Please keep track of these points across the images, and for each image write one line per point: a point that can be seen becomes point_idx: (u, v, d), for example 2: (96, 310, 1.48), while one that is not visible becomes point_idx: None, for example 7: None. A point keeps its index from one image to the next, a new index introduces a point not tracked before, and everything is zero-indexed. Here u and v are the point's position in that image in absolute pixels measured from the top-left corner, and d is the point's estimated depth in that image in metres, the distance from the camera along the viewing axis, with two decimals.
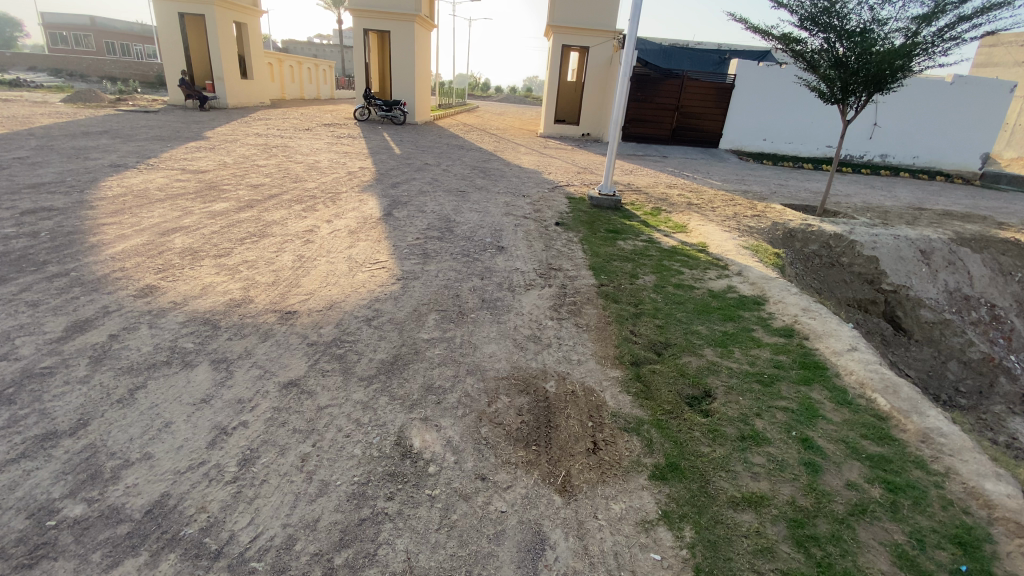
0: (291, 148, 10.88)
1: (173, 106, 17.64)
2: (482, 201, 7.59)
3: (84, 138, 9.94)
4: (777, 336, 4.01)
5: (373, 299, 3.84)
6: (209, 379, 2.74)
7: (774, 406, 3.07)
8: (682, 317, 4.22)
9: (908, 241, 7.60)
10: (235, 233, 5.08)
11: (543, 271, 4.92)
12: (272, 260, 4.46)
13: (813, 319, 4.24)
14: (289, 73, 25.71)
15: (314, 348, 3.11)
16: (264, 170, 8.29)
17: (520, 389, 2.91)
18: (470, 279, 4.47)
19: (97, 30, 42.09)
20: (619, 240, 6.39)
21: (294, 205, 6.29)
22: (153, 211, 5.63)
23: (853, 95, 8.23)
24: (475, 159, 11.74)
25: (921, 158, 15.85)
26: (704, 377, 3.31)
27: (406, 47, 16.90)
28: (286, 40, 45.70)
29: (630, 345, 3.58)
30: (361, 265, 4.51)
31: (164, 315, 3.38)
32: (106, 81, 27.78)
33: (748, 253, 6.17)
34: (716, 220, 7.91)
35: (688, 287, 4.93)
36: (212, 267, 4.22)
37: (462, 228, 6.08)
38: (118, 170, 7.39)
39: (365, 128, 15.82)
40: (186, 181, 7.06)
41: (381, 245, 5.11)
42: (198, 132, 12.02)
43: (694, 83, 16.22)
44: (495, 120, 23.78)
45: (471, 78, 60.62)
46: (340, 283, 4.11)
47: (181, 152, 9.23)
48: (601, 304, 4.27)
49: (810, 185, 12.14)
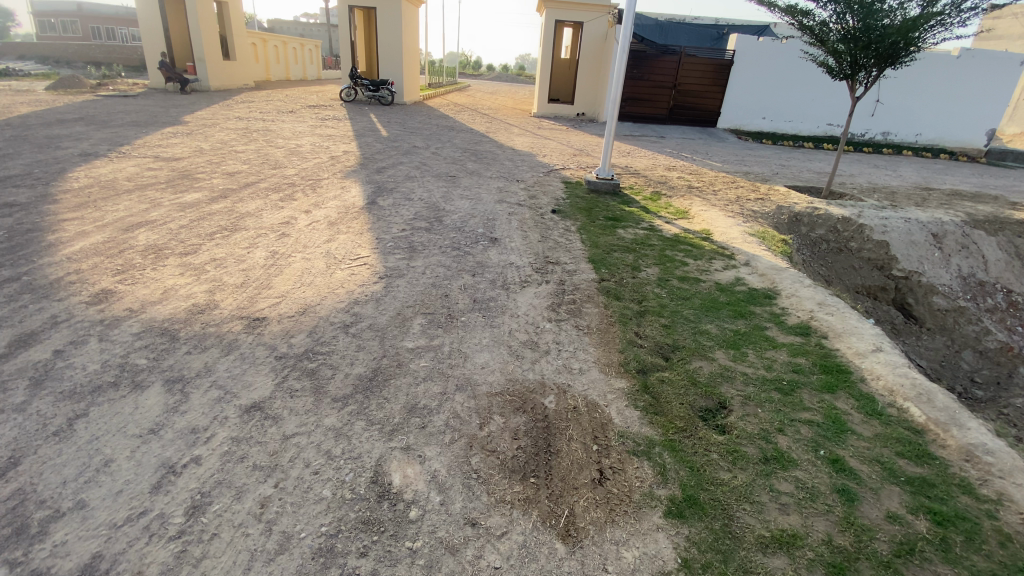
0: (273, 132, 10.36)
1: (154, 90, 16.95)
2: (475, 187, 7.21)
3: (56, 125, 9.41)
4: (794, 335, 3.71)
5: (352, 302, 3.49)
6: (160, 403, 2.40)
7: (797, 419, 2.78)
8: (690, 314, 3.90)
9: (919, 225, 7.33)
10: (205, 227, 4.68)
11: (539, 265, 4.57)
12: (243, 258, 4.08)
13: (830, 315, 3.96)
14: (274, 53, 24.86)
15: (283, 362, 2.78)
16: (243, 156, 7.82)
17: (515, 406, 2.58)
18: (460, 276, 4.12)
19: (78, 12, 40.72)
20: (619, 228, 6.03)
21: (272, 194, 5.87)
22: (119, 204, 5.20)
23: (863, 70, 7.84)
24: (467, 141, 11.29)
25: (925, 135, 15.47)
26: (717, 385, 3.00)
27: (393, 23, 16.22)
28: (272, 20, 44.40)
29: (635, 349, 3.26)
30: (340, 262, 4.15)
31: (117, 324, 3.01)
32: (89, 66, 26.93)
33: (754, 241, 5.83)
34: (718, 204, 7.56)
35: (694, 280, 4.61)
36: (176, 267, 3.84)
37: (452, 217, 5.70)
38: (87, 159, 6.92)
39: (351, 109, 15.23)
40: (159, 170, 6.60)
41: (365, 238, 4.74)
42: (176, 117, 11.47)
43: (692, 59, 15.67)
44: (488, 100, 23.10)
45: (463, 57, 59.54)
46: (316, 283, 3.75)
47: (156, 138, 8.74)
48: (602, 301, 3.94)
49: (814, 165, 11.77)
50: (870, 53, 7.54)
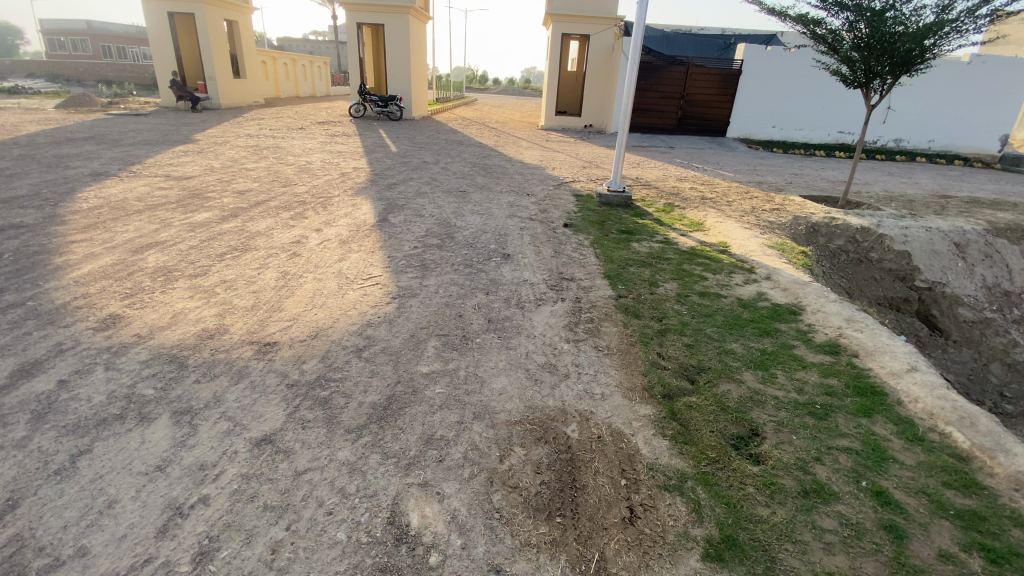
0: (283, 149, 10.40)
1: (166, 109, 17.18)
2: (485, 202, 7.14)
3: (68, 145, 9.49)
4: (823, 354, 3.56)
5: (365, 324, 3.39)
6: (167, 437, 2.31)
7: (834, 446, 2.63)
8: (714, 333, 3.76)
9: (941, 234, 7.15)
10: (215, 247, 4.63)
11: (554, 281, 4.46)
12: (254, 279, 4.02)
13: (860, 332, 3.81)
14: (283, 71, 25.21)
15: (295, 390, 2.68)
16: (253, 174, 7.82)
17: (537, 437, 2.45)
18: (473, 294, 4.02)
19: (93, 33, 41.67)
20: (633, 242, 5.91)
21: (283, 213, 5.84)
22: (129, 224, 5.18)
23: (877, 78, 7.71)
24: (475, 155, 11.29)
25: (937, 142, 15.25)
26: (747, 410, 2.86)
27: (401, 39, 16.37)
28: (282, 38, 45.18)
29: (659, 371, 3.13)
30: (352, 282, 4.07)
31: (124, 352, 2.95)
32: (101, 85, 27.43)
33: (774, 254, 5.68)
34: (733, 215, 7.43)
35: (715, 295, 4.47)
36: (185, 289, 3.79)
37: (463, 233, 5.62)
38: (98, 179, 6.94)
39: (360, 125, 15.34)
40: (169, 190, 6.61)
41: (376, 257, 4.66)
42: (187, 136, 11.56)
43: (700, 70, 15.63)
44: (496, 113, 23.22)
45: (469, 73, 60.50)
46: (327, 304, 3.66)
47: (167, 157, 8.79)
48: (621, 320, 3.82)
49: (827, 173, 11.61)
50: (885, 61, 7.40)
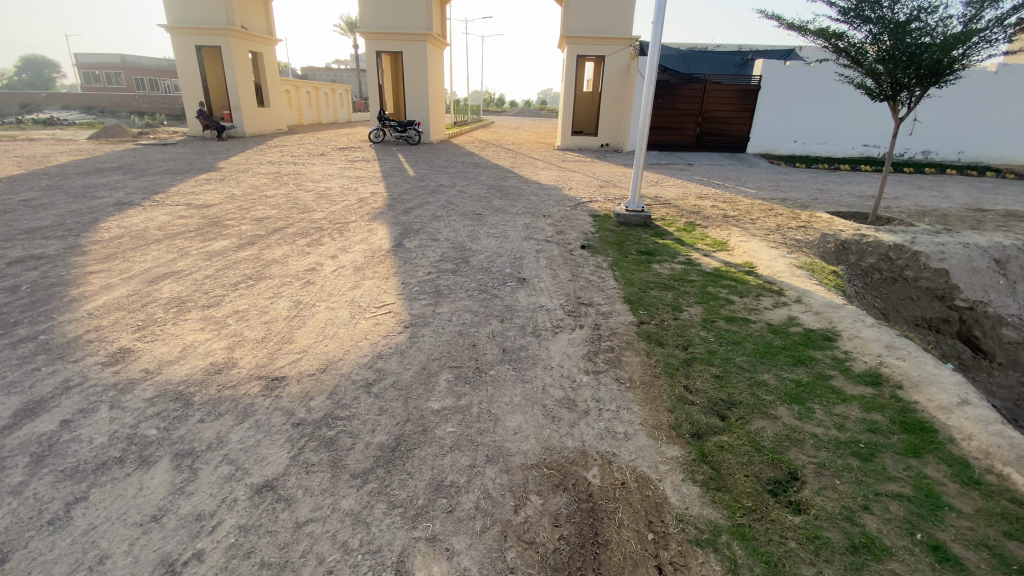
0: (303, 175, 10.54)
1: (193, 138, 17.74)
2: (501, 224, 7.07)
3: (97, 176, 9.78)
4: (863, 385, 3.31)
5: (375, 355, 3.28)
6: (166, 483, 2.20)
7: (883, 492, 2.39)
8: (744, 362, 3.55)
9: (979, 250, 6.79)
10: (230, 276, 4.61)
11: (571, 307, 4.30)
12: (266, 309, 3.94)
13: (902, 361, 3.55)
14: (306, 98, 25.94)
15: (301, 430, 2.56)
16: (272, 201, 7.90)
17: (555, 483, 2.28)
18: (487, 322, 3.88)
19: (128, 68, 43.72)
20: (654, 263, 5.73)
21: (299, 240, 5.83)
22: (148, 254, 5.21)
23: (905, 91, 7.45)
24: (491, 177, 11.29)
25: (967, 153, 14.75)
26: (784, 451, 2.64)
27: (418, 65, 16.68)
28: (306, 68, 46.76)
29: (686, 407, 2.93)
30: (365, 310, 3.97)
31: (131, 389, 2.89)
32: (134, 116, 28.61)
33: (803, 274, 5.42)
34: (757, 233, 7.20)
35: (743, 321, 4.25)
36: (197, 321, 3.74)
37: (479, 257, 5.52)
38: (122, 209, 7.07)
39: (379, 149, 15.57)
40: (189, 218, 6.69)
41: (390, 283, 4.57)
42: (211, 164, 11.86)
43: (717, 86, 15.51)
44: (513, 135, 23.44)
45: (486, 96, 61.58)
46: (339, 335, 3.56)
47: (190, 185, 8.97)
48: (644, 349, 3.63)
49: (853, 188, 11.28)
50: (911, 73, 7.16)
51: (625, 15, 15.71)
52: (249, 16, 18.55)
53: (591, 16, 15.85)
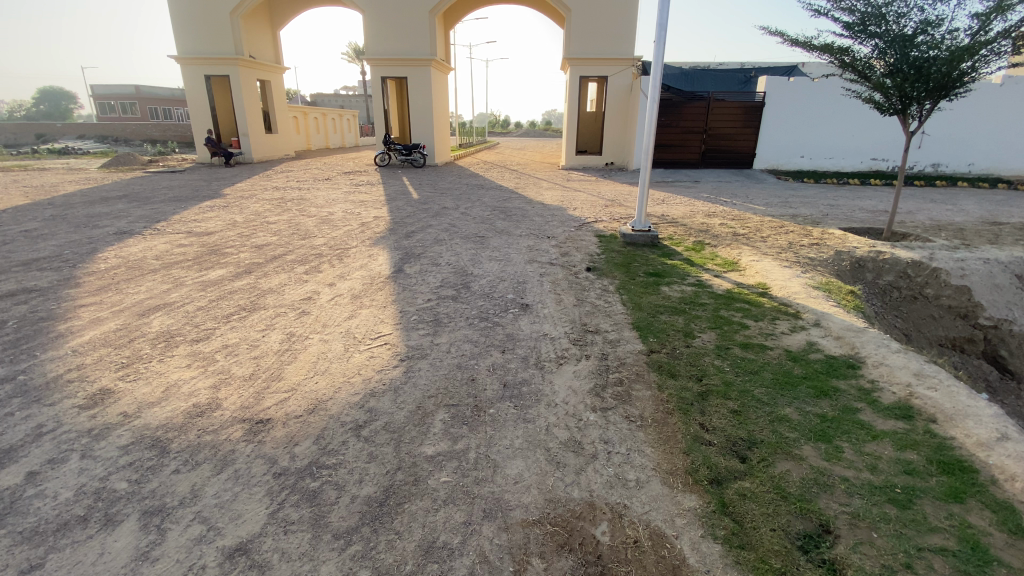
0: (307, 200, 10.51)
1: (200, 165, 17.93)
2: (504, 247, 6.90)
3: (102, 204, 9.80)
4: (894, 420, 3.05)
5: (367, 393, 3.07)
6: (129, 547, 2.02)
7: (926, 546, 2.13)
8: (763, 394, 3.31)
9: (1000, 266, 6.55)
10: (223, 308, 4.45)
11: (577, 335, 4.09)
12: (257, 342, 3.77)
13: (934, 392, 3.29)
14: (314, 124, 26.30)
15: (282, 481, 2.36)
16: (274, 227, 7.81)
17: (560, 542, 2.06)
18: (488, 353, 3.67)
19: (143, 98, 44.83)
20: (663, 285, 5.52)
21: (298, 267, 5.69)
22: (142, 285, 5.09)
23: (915, 104, 7.26)
24: (496, 198, 11.20)
25: (978, 165, 14.49)
26: (813, 498, 2.39)
27: (422, 89, 16.82)
28: (314, 94, 47.70)
29: (703, 448, 2.71)
30: (359, 342, 3.78)
31: (105, 435, 2.73)
32: (147, 145, 29.19)
33: (820, 295, 5.19)
34: (769, 252, 6.98)
35: (759, 347, 4.02)
36: (184, 357, 3.58)
37: (480, 282, 5.35)
38: (122, 238, 7.00)
39: (385, 173, 15.62)
40: (189, 246, 6.60)
41: (387, 312, 4.40)
42: (216, 190, 11.88)
43: (721, 104, 15.44)
44: (517, 155, 23.50)
45: (492, 119, 62.54)
46: (331, 371, 3.36)
47: (193, 212, 8.94)
48: (655, 381, 3.40)
49: (864, 203, 11.04)
50: (920, 87, 6.99)
51: (626, 36, 15.81)
52: (258, 45, 18.91)
53: (592, 38, 15.96)
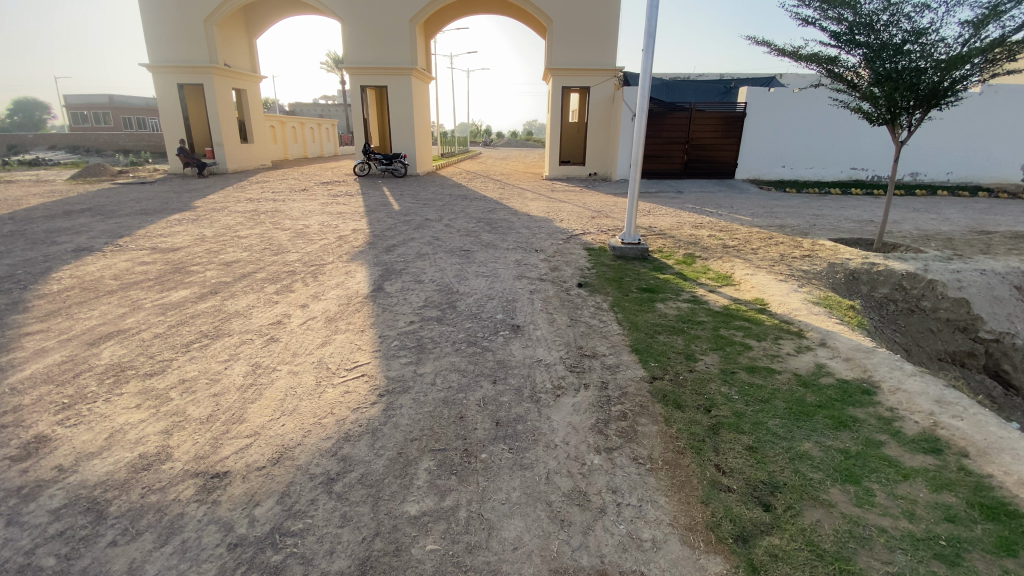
0: (282, 212, 10.06)
1: (172, 175, 17.30)
2: (490, 261, 6.59)
3: (62, 218, 9.22)
4: (922, 455, 2.83)
5: (341, 437, 2.72)
6: None
7: None
8: (778, 426, 3.04)
9: (998, 277, 6.53)
10: (183, 335, 4.03)
11: (573, 360, 3.78)
12: (219, 376, 3.37)
13: (960, 422, 3.11)
14: (291, 133, 25.76)
15: (237, 555, 1.99)
16: (246, 242, 7.37)
17: None
18: (477, 385, 3.33)
19: (116, 107, 43.70)
20: (657, 302, 5.26)
21: (268, 286, 5.29)
22: (95, 309, 4.63)
23: (905, 114, 7.19)
24: (480, 210, 10.90)
25: (956, 174, 14.75)
26: (851, 556, 2.12)
27: (403, 98, 16.49)
28: (293, 103, 47.07)
29: (721, 497, 2.42)
30: (333, 374, 3.41)
31: (34, 495, 2.32)
32: (119, 154, 28.39)
33: (821, 311, 4.99)
34: (762, 264, 6.79)
35: (766, 371, 3.76)
36: (134, 395, 3.16)
37: (466, 301, 5.02)
38: (79, 255, 6.50)
39: (365, 183, 15.23)
40: (152, 264, 6.14)
41: (365, 337, 4.03)
42: (187, 203, 11.34)
43: (702, 114, 15.43)
44: (500, 165, 23.31)
45: (473, 129, 62.56)
46: (300, 410, 2.98)
47: (160, 226, 8.45)
48: (661, 414, 3.10)
49: (850, 212, 11.03)
50: (910, 96, 6.94)
51: (609, 46, 15.76)
52: (233, 53, 18.41)
53: (575, 48, 15.88)
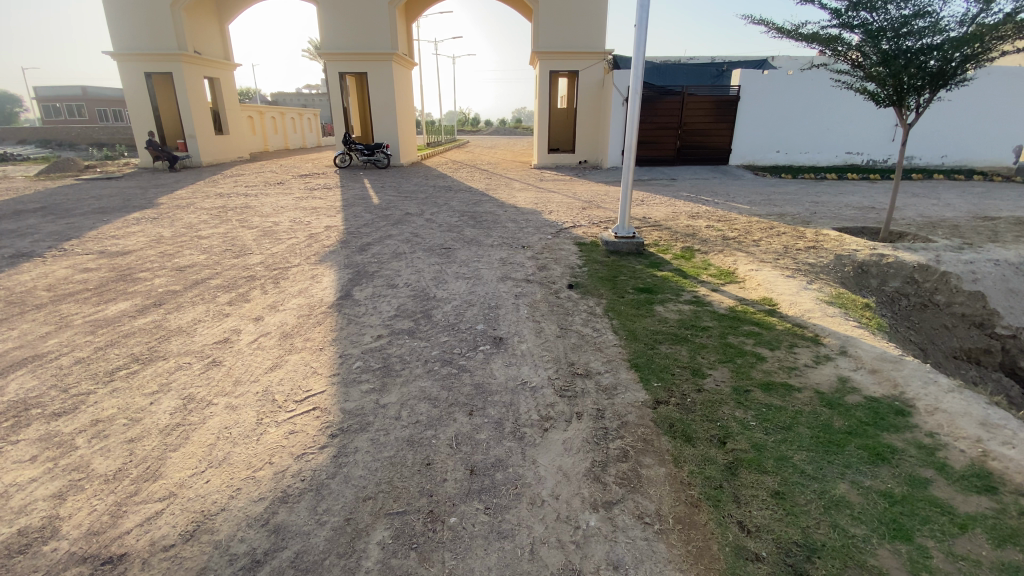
0: (252, 209, 9.43)
1: (142, 170, 16.45)
2: (472, 261, 6.05)
3: (11, 219, 8.50)
4: (976, 496, 2.36)
5: (275, 499, 2.19)
6: None
7: None
8: (806, 462, 2.56)
9: (1012, 268, 6.12)
10: (111, 359, 3.47)
11: (563, 381, 3.28)
12: (143, 414, 2.82)
13: (1012, 450, 2.65)
14: (271, 124, 24.84)
15: None
16: (206, 243, 6.76)
17: None
18: (450, 418, 2.81)
19: (90, 99, 42.30)
20: (656, 305, 4.74)
21: (220, 296, 4.71)
22: (16, 327, 4.05)
23: (912, 93, 6.67)
24: (465, 202, 10.31)
25: (950, 157, 14.37)
26: None
27: (383, 85, 15.74)
28: (276, 93, 46.01)
29: (748, 571, 1.94)
30: (279, 409, 2.86)
31: None
32: (93, 148, 27.27)
33: (837, 313, 4.52)
34: (764, 258, 6.31)
35: (784, 388, 3.28)
36: (31, 444, 2.60)
37: (443, 308, 4.48)
38: (15, 262, 5.85)
39: (345, 175, 14.57)
40: (95, 271, 5.52)
41: (323, 357, 3.49)
42: (151, 199, 10.62)
43: (694, 98, 14.90)
44: (488, 154, 22.63)
45: (462, 117, 61.77)
46: (232, 459, 2.45)
47: (116, 227, 7.79)
48: (669, 451, 2.62)
49: (849, 199, 10.61)
50: (918, 76, 6.43)
51: (597, 27, 15.09)
52: (204, 40, 17.50)
53: (562, 30, 15.19)
